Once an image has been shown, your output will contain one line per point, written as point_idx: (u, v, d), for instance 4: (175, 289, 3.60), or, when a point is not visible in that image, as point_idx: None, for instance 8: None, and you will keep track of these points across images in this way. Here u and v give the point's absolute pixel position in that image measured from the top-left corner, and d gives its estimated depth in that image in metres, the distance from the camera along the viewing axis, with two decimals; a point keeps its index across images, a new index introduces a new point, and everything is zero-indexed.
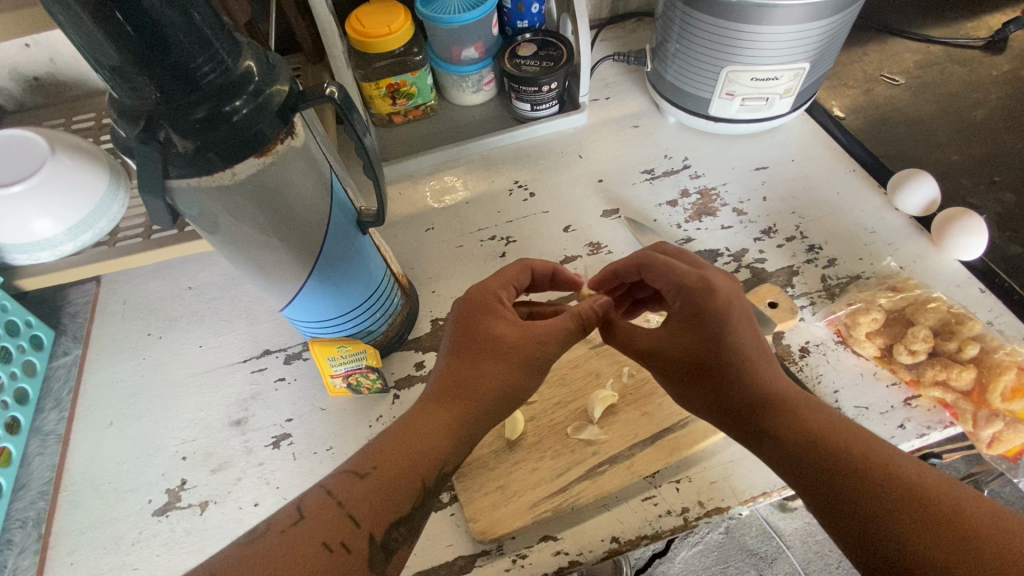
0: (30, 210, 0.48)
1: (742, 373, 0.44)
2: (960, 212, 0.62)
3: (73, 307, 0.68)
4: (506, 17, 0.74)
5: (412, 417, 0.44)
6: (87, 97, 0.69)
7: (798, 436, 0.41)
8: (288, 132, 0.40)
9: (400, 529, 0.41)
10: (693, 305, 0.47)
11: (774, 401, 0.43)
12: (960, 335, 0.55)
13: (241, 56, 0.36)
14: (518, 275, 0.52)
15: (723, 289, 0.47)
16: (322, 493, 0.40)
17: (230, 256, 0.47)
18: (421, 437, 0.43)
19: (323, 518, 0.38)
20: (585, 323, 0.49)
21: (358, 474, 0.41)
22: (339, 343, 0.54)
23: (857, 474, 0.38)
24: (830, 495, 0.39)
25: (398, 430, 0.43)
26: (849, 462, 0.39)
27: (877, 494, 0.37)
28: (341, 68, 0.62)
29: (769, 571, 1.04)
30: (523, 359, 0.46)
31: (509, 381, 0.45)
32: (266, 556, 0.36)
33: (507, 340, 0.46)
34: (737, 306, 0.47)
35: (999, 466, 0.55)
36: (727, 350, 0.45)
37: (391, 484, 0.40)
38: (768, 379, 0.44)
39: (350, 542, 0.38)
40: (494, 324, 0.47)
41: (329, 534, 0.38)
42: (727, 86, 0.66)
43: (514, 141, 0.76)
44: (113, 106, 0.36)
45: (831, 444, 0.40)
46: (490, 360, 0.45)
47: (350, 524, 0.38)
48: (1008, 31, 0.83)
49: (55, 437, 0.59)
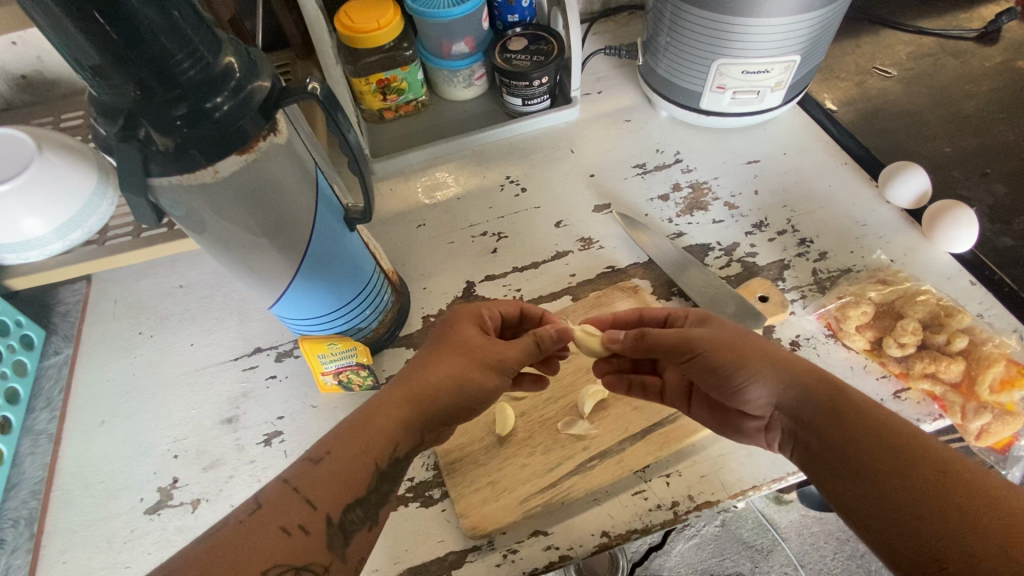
0: (17, 209, 0.48)
1: (766, 377, 0.45)
2: (950, 204, 0.62)
3: (63, 306, 0.67)
4: (496, 11, 0.73)
5: (372, 406, 0.44)
6: (73, 95, 0.69)
7: (843, 437, 0.40)
8: (270, 130, 0.40)
9: (358, 511, 0.40)
10: (703, 347, 0.46)
11: (815, 414, 0.42)
12: (949, 327, 0.55)
13: (222, 52, 0.36)
14: (509, 307, 0.54)
15: (722, 337, 0.47)
16: (279, 482, 0.39)
17: (215, 254, 0.47)
18: (375, 420, 0.42)
19: (280, 503, 0.38)
20: (541, 343, 0.49)
21: (313, 460, 0.40)
22: (329, 340, 0.54)
23: (906, 458, 0.38)
24: (849, 491, 0.39)
25: (357, 414, 0.43)
26: (895, 449, 0.39)
27: (921, 474, 0.37)
28: (331, 64, 0.61)
29: (764, 564, 1.05)
30: (482, 358, 0.47)
31: (468, 377, 0.46)
32: (226, 545, 0.36)
33: (472, 340, 0.48)
34: (732, 341, 0.46)
35: (987, 459, 0.54)
36: (748, 388, 0.45)
37: (343, 470, 0.40)
38: (804, 376, 0.44)
39: (308, 525, 0.38)
40: (463, 327, 0.50)
41: (286, 518, 0.37)
42: (718, 80, 0.66)
43: (504, 136, 0.76)
44: (91, 103, 0.36)
45: (872, 431, 0.40)
46: (456, 354, 0.47)
47: (308, 507, 0.38)
48: (1001, 22, 0.82)
49: (46, 437, 0.59)
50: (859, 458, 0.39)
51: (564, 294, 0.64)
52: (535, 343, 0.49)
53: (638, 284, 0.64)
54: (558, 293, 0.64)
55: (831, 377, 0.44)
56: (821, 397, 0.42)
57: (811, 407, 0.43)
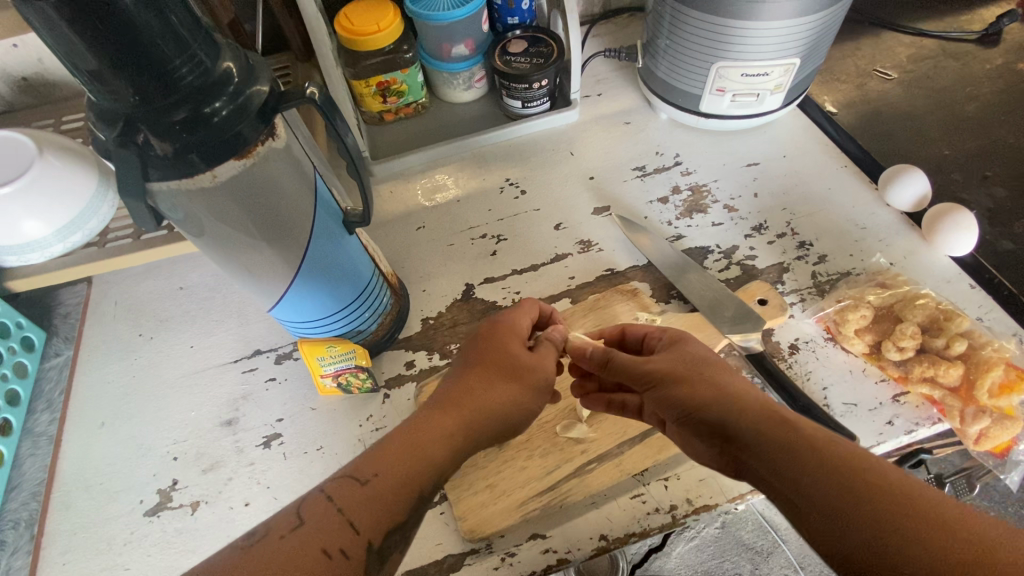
0: (19, 211, 0.48)
1: (724, 403, 0.43)
2: (949, 207, 0.62)
3: (64, 308, 0.68)
4: (496, 14, 0.73)
5: (418, 424, 0.43)
6: (74, 97, 0.69)
7: (800, 462, 0.37)
8: (270, 134, 0.41)
9: (395, 535, 0.39)
10: (664, 375, 0.47)
11: (767, 446, 0.39)
12: (948, 331, 0.55)
13: (221, 57, 0.36)
14: (535, 310, 0.54)
15: (677, 368, 0.47)
16: (321, 498, 0.38)
17: (215, 257, 0.47)
18: (429, 442, 0.42)
19: (323, 522, 0.37)
20: (556, 342, 0.52)
21: (359, 480, 0.39)
22: (329, 343, 0.54)
23: (857, 485, 0.35)
24: (814, 523, 0.36)
25: (404, 434, 0.43)
26: (849, 475, 0.36)
27: (875, 502, 0.34)
28: (331, 66, 0.61)
29: (764, 566, 1.05)
30: (534, 381, 0.48)
31: (520, 403, 0.47)
32: (270, 563, 0.34)
33: (518, 359, 0.48)
34: (696, 374, 0.46)
35: (986, 463, 0.55)
36: (706, 416, 0.43)
37: (391, 494, 0.39)
38: (755, 407, 0.42)
39: (349, 548, 0.36)
40: (510, 343, 0.50)
41: (329, 541, 0.36)
42: (717, 82, 0.66)
43: (504, 138, 0.76)
44: (90, 108, 0.36)
45: (824, 457, 0.37)
46: (503, 377, 0.47)
47: (351, 531, 0.37)
48: (1002, 24, 0.82)
49: (47, 439, 0.59)
50: (811, 483, 0.36)
51: (563, 297, 0.64)
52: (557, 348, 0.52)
53: (638, 287, 0.64)
54: (557, 296, 0.64)
55: (776, 411, 0.42)
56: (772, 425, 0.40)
57: (763, 431, 0.40)
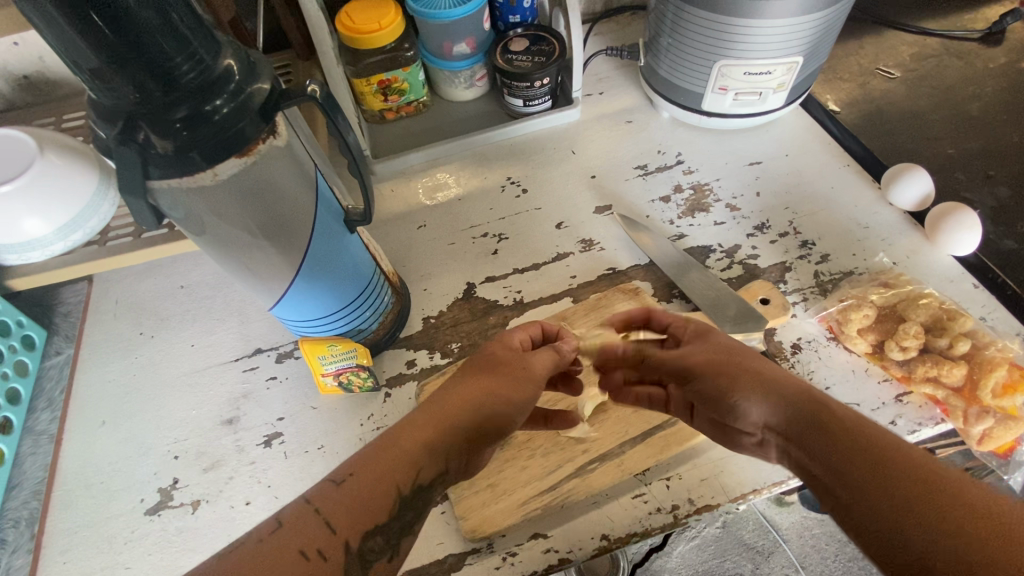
0: (19, 210, 0.48)
1: (757, 390, 0.44)
2: (953, 207, 0.62)
3: (65, 307, 0.67)
4: (497, 12, 0.73)
5: (397, 427, 0.43)
6: (75, 95, 0.69)
7: (827, 444, 0.39)
8: (270, 132, 0.40)
9: (378, 539, 0.38)
10: (698, 366, 0.47)
11: (800, 424, 0.41)
12: (951, 331, 0.54)
13: (222, 55, 0.36)
14: (535, 329, 0.53)
15: (715, 353, 0.48)
16: (301, 503, 0.37)
17: (216, 256, 0.47)
18: (401, 438, 0.41)
19: (299, 525, 0.36)
20: (563, 355, 0.51)
21: (335, 482, 0.39)
22: (329, 342, 0.54)
23: (878, 461, 0.36)
24: (833, 496, 0.38)
25: (382, 438, 0.42)
26: (872, 453, 0.37)
27: (894, 476, 0.35)
28: (331, 64, 0.61)
29: (765, 566, 1.05)
30: (513, 375, 0.47)
31: (497, 395, 0.45)
32: (249, 562, 0.34)
33: (499, 358, 0.49)
34: (731, 359, 0.47)
35: (989, 463, 0.54)
36: (739, 408, 0.44)
37: (366, 492, 0.38)
38: (785, 392, 0.43)
39: (326, 549, 0.35)
40: (495, 349, 0.50)
41: (305, 542, 0.35)
42: (719, 81, 0.66)
43: (505, 137, 0.75)
44: (90, 106, 0.36)
45: (848, 435, 0.39)
46: (483, 376, 0.47)
47: (328, 531, 0.36)
48: (1006, 22, 0.82)
49: (47, 437, 0.59)
50: (834, 458, 0.38)
51: (564, 297, 0.64)
52: (558, 355, 0.51)
53: (639, 286, 0.64)
54: (558, 296, 0.64)
55: (814, 394, 0.43)
56: (798, 409, 0.42)
57: (796, 412, 0.42)
